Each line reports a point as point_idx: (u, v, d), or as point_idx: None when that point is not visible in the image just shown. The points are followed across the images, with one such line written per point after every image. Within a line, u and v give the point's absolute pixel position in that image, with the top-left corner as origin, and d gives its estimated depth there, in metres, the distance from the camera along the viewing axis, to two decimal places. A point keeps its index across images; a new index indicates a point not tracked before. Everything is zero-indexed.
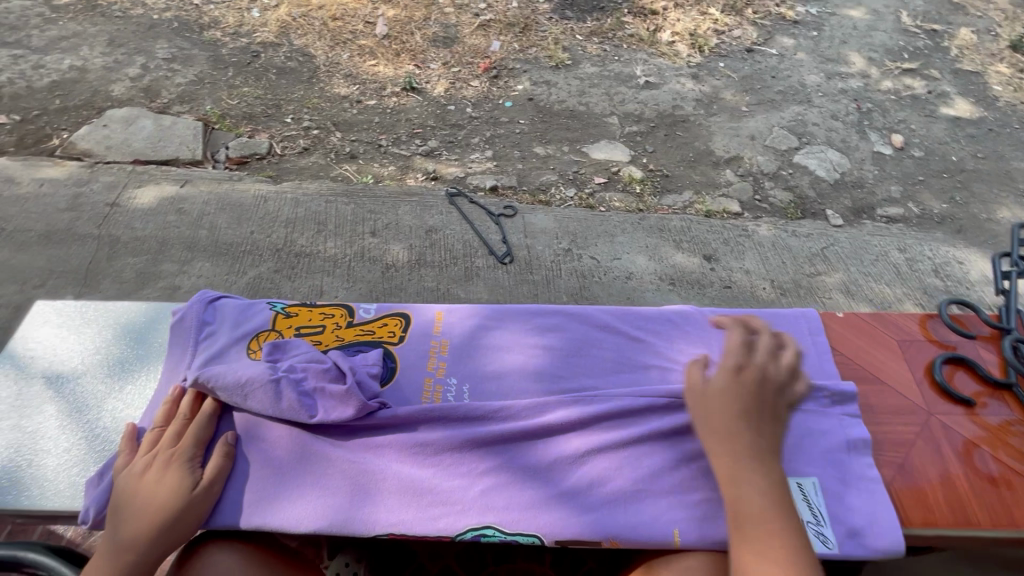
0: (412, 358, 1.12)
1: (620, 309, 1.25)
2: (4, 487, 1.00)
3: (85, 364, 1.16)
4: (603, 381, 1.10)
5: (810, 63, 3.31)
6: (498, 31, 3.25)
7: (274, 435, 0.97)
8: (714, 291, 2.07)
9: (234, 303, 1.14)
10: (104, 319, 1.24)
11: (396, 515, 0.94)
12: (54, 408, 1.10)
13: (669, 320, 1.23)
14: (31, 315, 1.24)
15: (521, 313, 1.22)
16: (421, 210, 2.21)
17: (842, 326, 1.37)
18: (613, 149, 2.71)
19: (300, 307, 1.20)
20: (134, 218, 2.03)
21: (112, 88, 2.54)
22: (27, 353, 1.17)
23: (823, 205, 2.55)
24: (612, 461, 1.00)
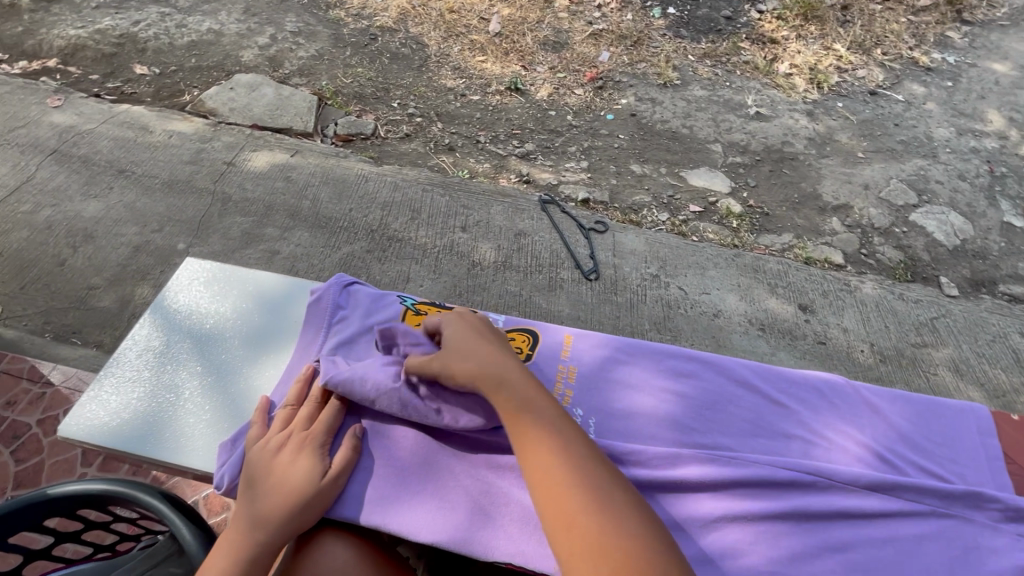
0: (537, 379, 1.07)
1: (761, 367, 1.16)
2: (151, 439, 1.04)
3: (226, 328, 1.19)
4: (739, 443, 1.01)
5: (940, 115, 3.06)
6: (609, 42, 3.20)
7: (399, 434, 0.94)
8: (805, 345, 1.96)
9: (366, 291, 1.13)
10: (244, 285, 1.26)
11: (517, 545, 0.87)
12: (196, 368, 1.13)
13: (817, 389, 1.13)
14: (180, 270, 1.27)
15: (653, 351, 1.15)
16: (513, 212, 2.20)
17: (1011, 430, 1.13)
18: (713, 178, 2.61)
19: (428, 305, 1.17)
20: (247, 179, 2.15)
21: (242, 54, 2.69)
22: (172, 306, 1.21)
23: (937, 271, 2.35)
24: (748, 533, 0.91)
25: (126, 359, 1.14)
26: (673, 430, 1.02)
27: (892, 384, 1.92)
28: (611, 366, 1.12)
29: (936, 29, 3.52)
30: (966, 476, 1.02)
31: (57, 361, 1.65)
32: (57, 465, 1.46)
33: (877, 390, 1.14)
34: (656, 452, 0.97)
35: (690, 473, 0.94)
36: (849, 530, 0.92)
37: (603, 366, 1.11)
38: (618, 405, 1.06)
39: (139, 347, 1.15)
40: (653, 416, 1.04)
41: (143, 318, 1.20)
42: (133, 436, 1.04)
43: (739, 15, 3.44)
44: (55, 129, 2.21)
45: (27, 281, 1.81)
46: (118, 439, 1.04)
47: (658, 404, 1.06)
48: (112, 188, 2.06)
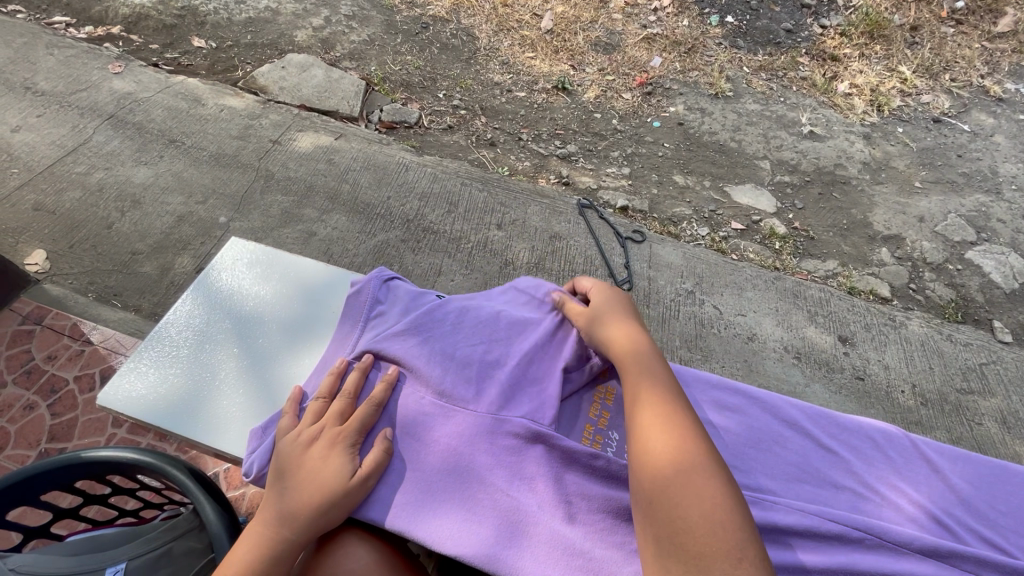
0: (575, 396, 1.05)
1: (810, 407, 1.12)
2: (184, 416, 1.05)
3: (264, 313, 1.20)
4: (783, 488, 0.99)
5: (1008, 149, 2.89)
6: (662, 47, 3.13)
7: (431, 439, 0.93)
8: (842, 379, 1.89)
9: (408, 288, 1.13)
10: (286, 270, 1.27)
11: (543, 569, 0.83)
12: (233, 349, 1.14)
13: (869, 438, 1.08)
14: (225, 250, 1.29)
15: (698, 381, 1.14)
16: (550, 214, 2.17)
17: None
18: (759, 196, 2.53)
19: None
20: (291, 159, 2.17)
21: (296, 34, 2.72)
22: (215, 285, 1.22)
23: (990, 315, 2.23)
24: None
25: (167, 333, 1.16)
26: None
27: (931, 429, 1.83)
28: None
29: (1012, 57, 3.32)
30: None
31: (96, 321, 1.70)
32: (89, 423, 1.51)
33: (938, 444, 1.07)
34: None
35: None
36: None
37: None
38: None
39: (182, 323, 1.17)
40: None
41: (186, 294, 1.22)
42: (169, 411, 1.06)
43: (800, 29, 3.31)
44: (113, 95, 2.27)
45: (76, 241, 1.87)
46: (153, 413, 1.06)
47: None
48: (162, 157, 2.11)
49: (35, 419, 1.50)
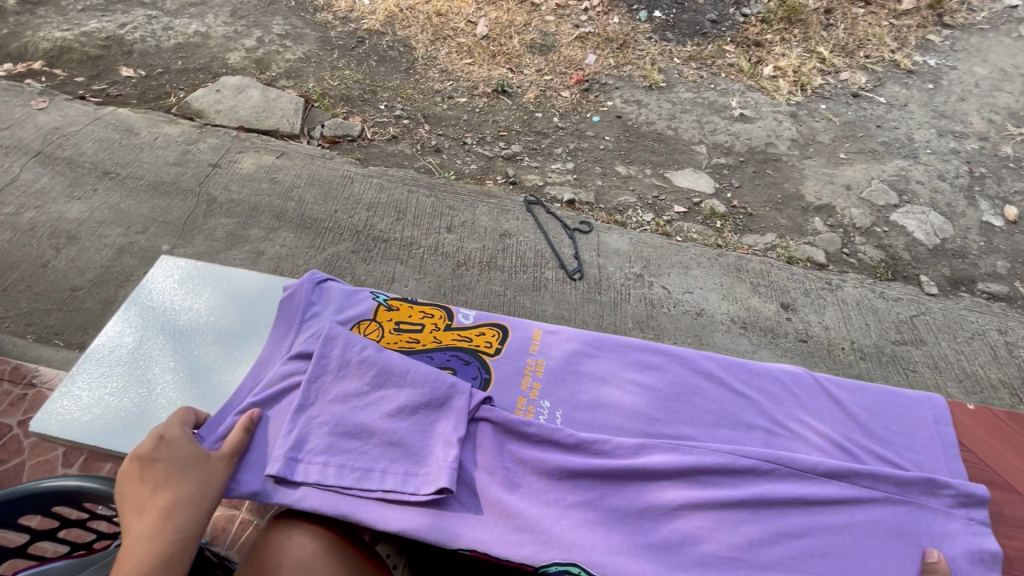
0: (506, 371, 1.14)
1: (726, 359, 1.21)
2: (123, 433, 1.05)
3: (199, 324, 1.20)
4: (701, 433, 1.07)
5: (921, 117, 3.10)
6: (596, 44, 3.23)
7: (370, 431, 0.98)
8: (787, 343, 1.99)
9: (340, 287, 1.20)
10: (220, 282, 1.27)
11: (481, 532, 0.93)
12: (169, 362, 1.14)
13: (779, 380, 1.17)
14: (156, 268, 1.29)
15: (621, 345, 1.20)
16: (498, 213, 2.22)
17: (971, 419, 1.17)
18: (698, 179, 2.64)
19: (401, 301, 1.23)
20: (233, 181, 2.15)
21: (229, 56, 2.69)
22: (147, 302, 1.22)
23: (917, 270, 2.39)
24: (707, 520, 0.96)
25: (100, 354, 1.15)
26: (638, 421, 1.07)
27: (871, 380, 1.95)
28: (580, 359, 1.18)
29: (918, 32, 3.56)
30: (921, 463, 1.07)
31: (40, 362, 1.65)
32: (36, 466, 1.46)
33: (838, 380, 1.19)
34: (622, 443, 1.01)
35: (653, 459, 1.00)
36: (806, 517, 0.96)
37: (570, 359, 1.17)
38: (588, 396, 1.12)
39: (115, 344, 1.17)
40: (620, 407, 1.09)
41: (118, 313, 1.21)
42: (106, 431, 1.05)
43: (724, 19, 3.47)
44: (39, 130, 2.21)
45: (11, 282, 1.80)
46: (87, 431, 1.04)
47: (625, 397, 1.11)
48: (96, 190, 2.06)
49: None
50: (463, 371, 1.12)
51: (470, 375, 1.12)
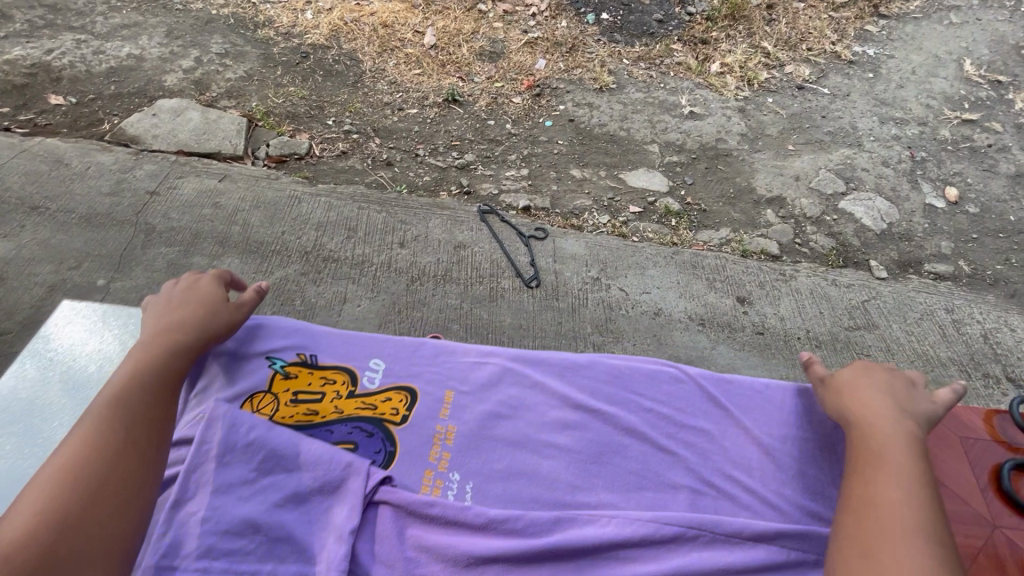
0: (412, 442, 1.16)
1: (649, 412, 1.26)
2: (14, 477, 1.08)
3: (98, 367, 1.26)
4: (622, 498, 1.12)
5: (863, 106, 3.19)
6: (545, 49, 3.23)
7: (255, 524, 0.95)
8: (745, 336, 2.01)
9: (228, 362, 1.22)
10: (119, 326, 1.33)
11: None
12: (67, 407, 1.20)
13: (701, 432, 1.25)
14: (54, 317, 1.34)
15: (540, 404, 1.25)
16: (452, 225, 2.18)
17: None
18: (652, 178, 2.66)
19: (301, 367, 1.25)
20: (173, 208, 2.07)
21: (165, 78, 2.60)
22: (59, 357, 1.27)
23: (867, 256, 2.45)
24: None
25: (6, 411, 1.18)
26: (557, 490, 1.12)
27: (828, 368, 1.98)
28: (493, 423, 1.21)
29: (856, 24, 3.67)
30: None
31: None
32: None
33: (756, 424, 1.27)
34: (538, 521, 1.04)
35: (572, 535, 1.03)
36: None
37: (483, 424, 1.21)
38: (508, 465, 1.15)
39: (11, 395, 1.21)
40: (540, 475, 1.13)
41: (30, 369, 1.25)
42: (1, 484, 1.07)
43: (670, 18, 3.52)
44: None
45: None
46: None
47: (546, 463, 1.16)
48: (24, 226, 1.95)
49: None
50: (366, 445, 1.14)
51: (374, 448, 1.15)
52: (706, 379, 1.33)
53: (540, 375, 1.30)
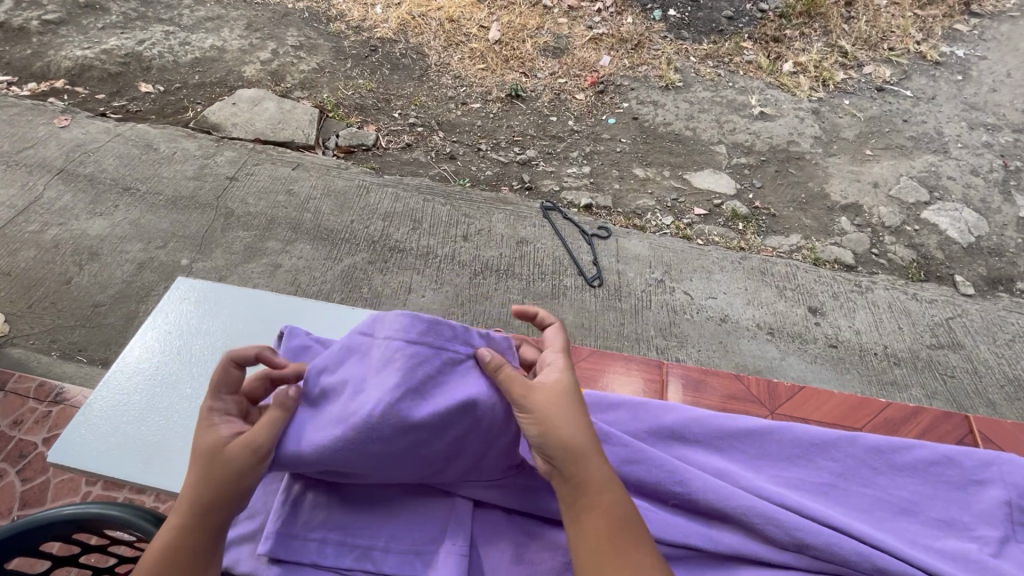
0: None
1: (791, 429, 1.01)
2: (139, 463, 1.00)
3: (215, 347, 1.15)
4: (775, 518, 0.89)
5: (950, 110, 2.99)
6: (610, 46, 3.18)
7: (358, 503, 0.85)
8: (816, 349, 1.92)
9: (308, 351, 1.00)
10: (237, 303, 1.22)
11: None
12: (188, 389, 1.09)
13: (852, 453, 1.00)
14: (173, 290, 1.23)
15: (667, 414, 1.02)
16: (515, 220, 2.19)
17: None
18: (717, 179, 2.58)
19: None
20: (250, 194, 2.17)
21: (244, 69, 2.72)
22: (165, 327, 1.17)
23: (951, 270, 2.29)
24: None
25: (115, 380, 1.09)
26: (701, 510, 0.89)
27: (907, 387, 1.87)
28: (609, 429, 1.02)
29: (944, 22, 3.44)
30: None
31: (64, 380, 1.65)
32: (61, 484, 1.46)
33: (871, 421, 1.27)
34: (667, 530, 0.85)
35: (695, 544, 0.84)
36: None
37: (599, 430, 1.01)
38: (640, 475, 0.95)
39: (129, 368, 1.11)
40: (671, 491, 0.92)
41: (138, 336, 1.16)
42: (117, 456, 1.01)
43: (741, 15, 3.39)
44: (62, 148, 2.25)
45: (35, 300, 1.83)
46: (108, 462, 1.00)
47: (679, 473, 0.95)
48: (117, 206, 2.09)
49: (4, 487, 1.44)
50: None
51: None
52: (815, 487, 0.96)
53: (643, 438, 0.99)
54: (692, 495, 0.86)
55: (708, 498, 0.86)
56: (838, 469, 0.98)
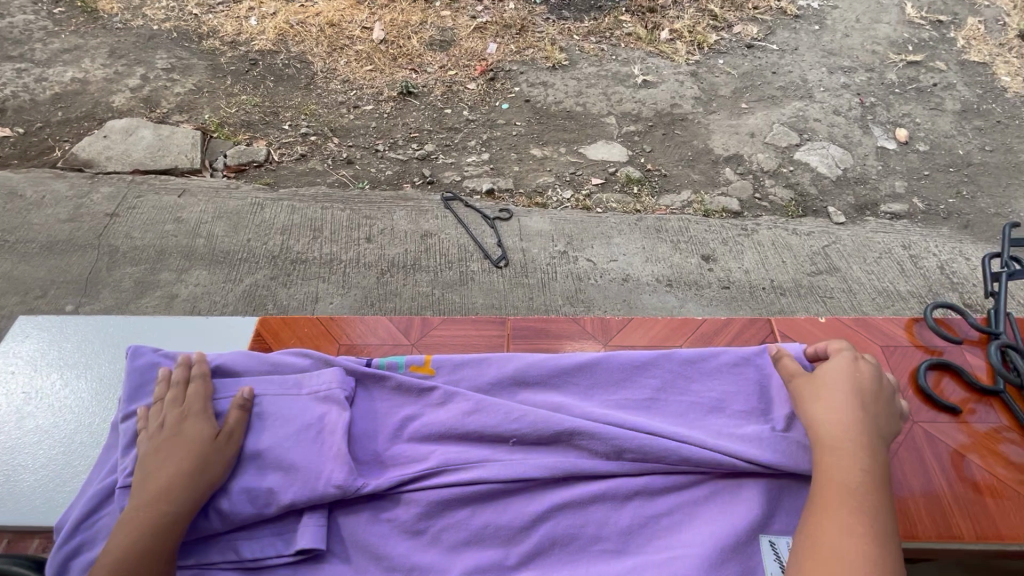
0: (366, 405, 1.03)
1: (617, 358, 1.13)
2: None
3: (58, 381, 1.24)
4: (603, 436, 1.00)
5: (811, 58, 3.25)
6: (495, 33, 3.23)
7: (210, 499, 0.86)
8: (712, 292, 2.08)
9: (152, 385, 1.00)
10: (80, 337, 1.31)
11: None
12: (32, 424, 1.18)
13: (672, 369, 1.13)
14: (15, 333, 1.32)
15: (507, 365, 1.10)
16: (417, 215, 2.21)
17: (860, 327, 1.37)
18: (611, 149, 2.69)
19: (247, 359, 1.06)
20: (134, 227, 2.08)
21: (113, 99, 2.57)
22: (8, 370, 1.26)
23: (825, 202, 2.51)
24: (577, 517, 0.91)
25: None
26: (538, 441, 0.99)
27: (793, 313, 2.05)
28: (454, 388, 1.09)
29: None
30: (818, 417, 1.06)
31: None
32: None
33: (693, 335, 1.36)
34: (507, 463, 0.93)
35: (532, 470, 0.93)
36: (675, 498, 0.94)
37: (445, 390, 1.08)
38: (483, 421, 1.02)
39: None
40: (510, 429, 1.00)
41: None
42: None
43: None
44: None
45: None
46: None
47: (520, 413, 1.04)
48: None
49: None
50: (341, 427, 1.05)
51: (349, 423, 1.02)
52: (639, 404, 1.08)
53: (487, 390, 1.08)
54: (527, 429, 0.97)
55: (540, 429, 0.97)
56: (659, 385, 1.11)
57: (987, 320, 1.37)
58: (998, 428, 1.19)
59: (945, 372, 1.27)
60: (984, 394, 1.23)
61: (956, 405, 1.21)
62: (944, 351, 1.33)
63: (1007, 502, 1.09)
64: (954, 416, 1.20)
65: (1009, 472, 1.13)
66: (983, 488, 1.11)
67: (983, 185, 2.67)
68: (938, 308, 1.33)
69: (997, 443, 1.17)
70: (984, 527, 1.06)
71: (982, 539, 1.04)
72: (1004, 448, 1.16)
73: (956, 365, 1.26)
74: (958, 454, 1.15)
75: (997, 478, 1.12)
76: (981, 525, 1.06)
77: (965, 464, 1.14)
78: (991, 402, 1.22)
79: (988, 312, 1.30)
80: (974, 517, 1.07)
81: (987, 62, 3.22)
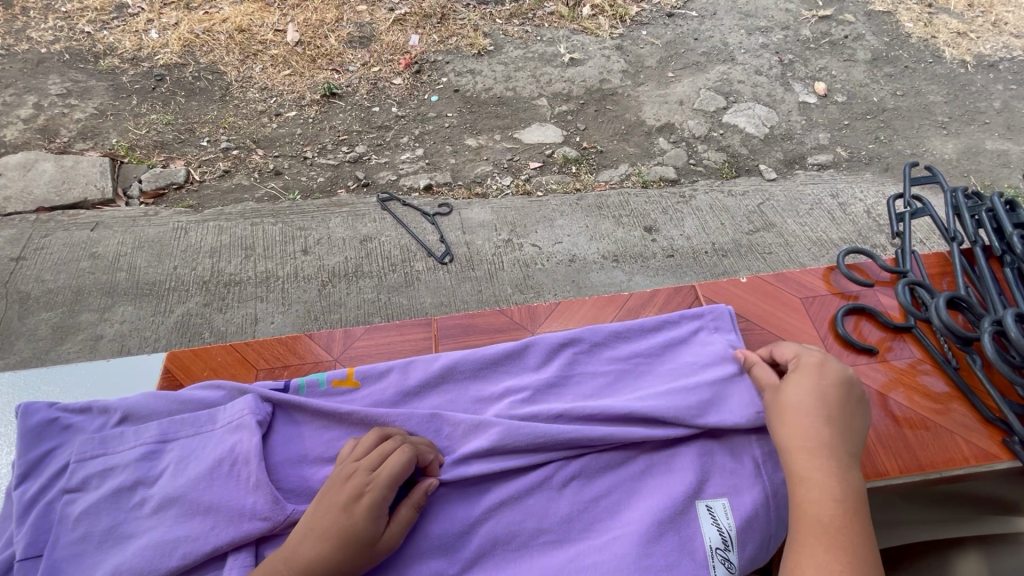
0: (290, 432, 0.99)
1: (541, 347, 1.15)
2: None
3: None
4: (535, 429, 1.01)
5: (730, 21, 3.30)
6: (415, 24, 3.14)
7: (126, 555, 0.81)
8: (657, 262, 2.11)
9: (52, 441, 0.93)
10: None
11: None
12: None
13: (597, 351, 1.16)
14: None
15: (434, 368, 1.10)
16: (353, 220, 2.14)
17: (780, 281, 1.41)
18: (545, 131, 2.67)
19: (154, 398, 0.99)
20: (45, 269, 1.96)
21: (4, 133, 2.38)
22: None
23: (755, 161, 2.58)
24: (517, 513, 0.93)
25: None
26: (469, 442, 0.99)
27: (736, 273, 2.11)
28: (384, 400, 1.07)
29: None
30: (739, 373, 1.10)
31: None
32: None
33: (621, 311, 1.36)
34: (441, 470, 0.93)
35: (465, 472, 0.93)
36: (610, 477, 0.97)
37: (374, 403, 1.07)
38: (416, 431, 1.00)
39: None
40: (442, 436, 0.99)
41: None
42: None
43: None
44: None
45: None
46: None
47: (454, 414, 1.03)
48: None
49: None
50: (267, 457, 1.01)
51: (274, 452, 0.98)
52: (567, 388, 1.10)
53: (417, 395, 1.08)
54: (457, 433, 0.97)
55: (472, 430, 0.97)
56: (586, 366, 1.13)
57: (895, 261, 1.43)
58: (915, 361, 1.25)
59: (862, 316, 1.33)
60: (897, 331, 1.29)
61: (873, 345, 1.27)
62: (860, 295, 1.38)
63: (926, 432, 1.15)
64: (872, 357, 1.26)
65: (927, 403, 1.19)
66: (904, 421, 1.16)
67: (899, 129, 2.80)
68: (851, 254, 1.37)
69: (915, 377, 1.23)
70: (907, 460, 1.11)
71: (905, 471, 1.10)
72: (921, 379, 1.22)
73: (870, 307, 1.32)
74: (879, 393, 1.20)
75: (916, 410, 1.18)
76: (903, 458, 1.11)
77: (885, 401, 1.19)
78: (905, 337, 1.29)
79: (897, 254, 1.37)
80: (898, 453, 1.12)
81: (891, 10, 3.36)
